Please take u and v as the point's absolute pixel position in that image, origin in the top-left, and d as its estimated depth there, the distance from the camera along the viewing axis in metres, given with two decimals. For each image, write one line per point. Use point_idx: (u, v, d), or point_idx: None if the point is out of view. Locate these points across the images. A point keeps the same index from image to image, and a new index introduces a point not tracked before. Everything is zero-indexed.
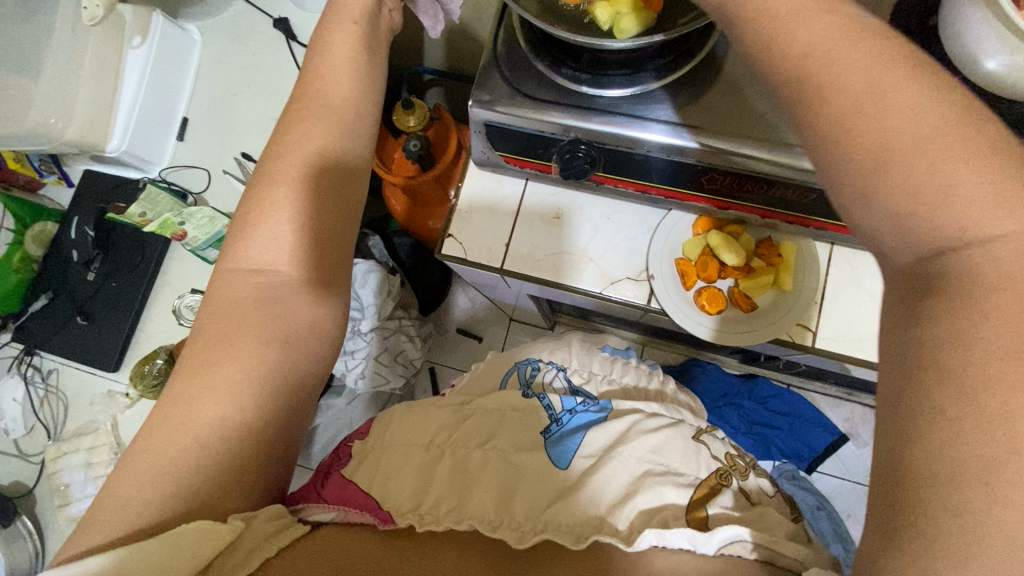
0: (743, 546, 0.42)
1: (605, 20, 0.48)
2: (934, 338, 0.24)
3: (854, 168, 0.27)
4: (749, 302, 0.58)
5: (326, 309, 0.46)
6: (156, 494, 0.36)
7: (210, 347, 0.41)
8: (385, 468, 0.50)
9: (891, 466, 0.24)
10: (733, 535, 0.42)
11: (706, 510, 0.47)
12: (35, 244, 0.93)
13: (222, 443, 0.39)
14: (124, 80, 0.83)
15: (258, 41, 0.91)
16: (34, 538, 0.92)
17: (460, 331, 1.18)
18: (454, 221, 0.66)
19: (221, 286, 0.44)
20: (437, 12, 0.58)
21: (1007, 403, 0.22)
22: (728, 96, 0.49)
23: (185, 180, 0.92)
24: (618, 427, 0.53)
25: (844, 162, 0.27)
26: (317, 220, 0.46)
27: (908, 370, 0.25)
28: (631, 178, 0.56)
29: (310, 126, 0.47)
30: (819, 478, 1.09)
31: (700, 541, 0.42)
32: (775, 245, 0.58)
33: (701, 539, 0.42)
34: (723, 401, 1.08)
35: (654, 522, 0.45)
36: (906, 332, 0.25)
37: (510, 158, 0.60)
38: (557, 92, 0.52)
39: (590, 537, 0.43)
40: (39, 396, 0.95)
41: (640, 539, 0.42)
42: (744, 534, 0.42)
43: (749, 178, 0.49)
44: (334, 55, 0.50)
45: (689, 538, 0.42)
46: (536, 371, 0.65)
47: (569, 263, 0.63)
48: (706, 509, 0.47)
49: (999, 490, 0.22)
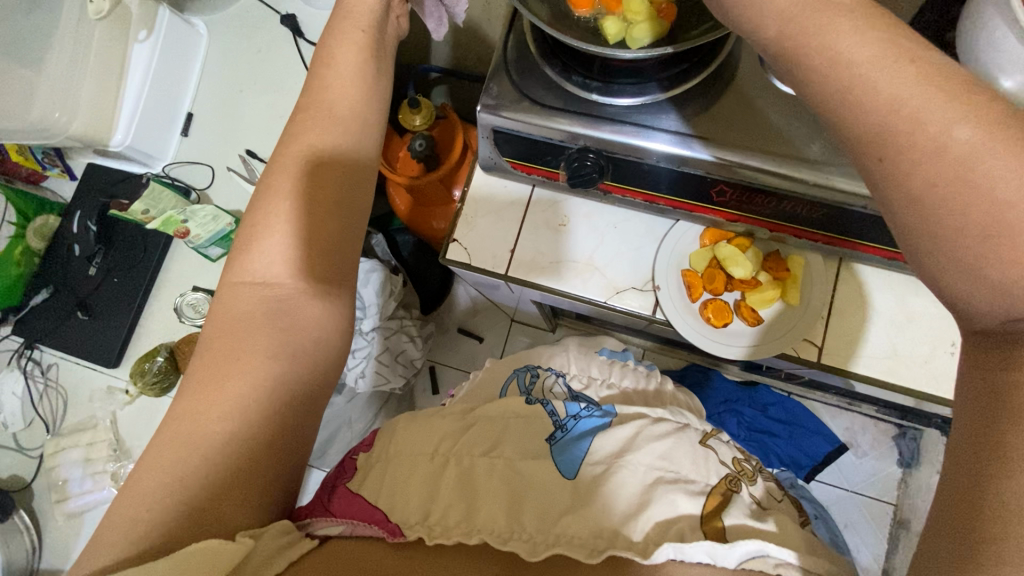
0: (767, 560, 0.42)
1: (615, 35, 0.47)
2: (1015, 384, 0.25)
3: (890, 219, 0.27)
4: (755, 315, 0.58)
5: (332, 319, 0.46)
6: (165, 513, 0.36)
7: (219, 362, 0.41)
8: (391, 478, 0.49)
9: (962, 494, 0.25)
10: (755, 549, 0.42)
11: (722, 521, 0.47)
12: (37, 238, 0.92)
13: (229, 458, 0.39)
14: (129, 73, 0.82)
15: (264, 37, 0.90)
16: (31, 533, 0.91)
17: (461, 331, 1.18)
18: (459, 225, 0.65)
19: (227, 297, 0.44)
20: (442, 14, 0.57)
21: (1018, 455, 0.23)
22: (740, 107, 0.49)
23: (188, 175, 0.92)
24: (625, 432, 0.53)
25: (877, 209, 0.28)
26: (321, 228, 0.45)
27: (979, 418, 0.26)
28: (639, 188, 0.56)
29: (317, 136, 0.47)
30: (817, 486, 1.09)
31: (720, 555, 0.42)
32: (783, 258, 0.58)
33: (721, 551, 0.42)
34: (723, 407, 1.07)
35: (671, 536, 0.44)
36: (990, 379, 0.26)
37: (516, 164, 0.59)
38: (565, 99, 0.51)
39: (604, 551, 0.42)
40: (39, 391, 0.95)
41: (658, 552, 0.42)
42: (766, 550, 0.42)
43: (759, 192, 0.49)
44: (343, 61, 0.49)
45: (708, 553, 0.42)
46: (535, 378, 0.65)
47: (574, 270, 0.63)
48: (722, 519, 0.47)
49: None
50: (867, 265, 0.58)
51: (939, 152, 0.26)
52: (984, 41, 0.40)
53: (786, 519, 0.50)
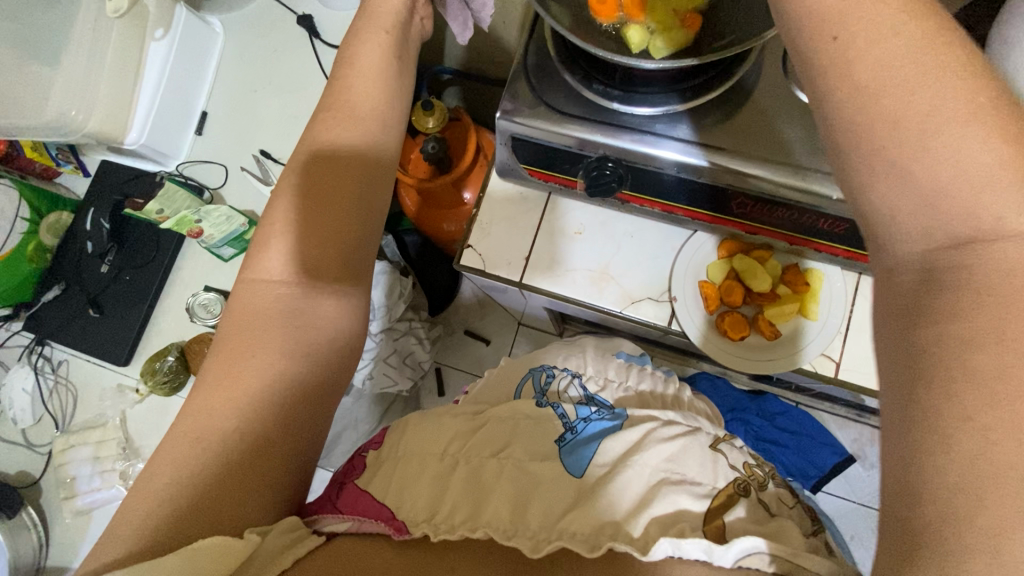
0: (762, 558, 0.42)
1: (638, 44, 0.46)
2: (934, 340, 0.26)
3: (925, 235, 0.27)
4: (774, 330, 0.57)
5: (348, 320, 0.46)
6: (177, 509, 0.36)
7: (234, 359, 0.41)
8: (399, 477, 0.49)
9: (901, 476, 0.26)
10: (751, 546, 0.42)
11: (724, 520, 0.46)
12: (49, 234, 0.92)
13: (243, 455, 0.39)
14: (145, 71, 0.82)
15: (280, 36, 0.90)
16: (39, 529, 0.91)
17: (467, 333, 1.17)
18: (474, 230, 0.65)
19: (245, 295, 0.44)
20: (466, 18, 0.57)
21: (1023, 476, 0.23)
22: (760, 118, 0.48)
23: (201, 175, 0.92)
24: (634, 435, 0.53)
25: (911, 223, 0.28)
26: (341, 229, 0.45)
27: (893, 397, 0.28)
28: (656, 198, 0.55)
29: (338, 135, 0.46)
30: (823, 497, 1.08)
31: (717, 553, 0.41)
32: (802, 271, 0.57)
33: (718, 551, 0.41)
34: (730, 416, 1.06)
35: (670, 532, 0.43)
36: (896, 330, 0.28)
37: (533, 171, 0.59)
38: (584, 107, 0.51)
39: (604, 545, 0.42)
40: (49, 386, 0.95)
41: (656, 548, 0.41)
42: (762, 545, 0.42)
43: (779, 204, 0.49)
44: (366, 61, 0.49)
45: (705, 549, 0.42)
46: (551, 378, 0.65)
47: (591, 279, 0.63)
48: (723, 518, 0.46)
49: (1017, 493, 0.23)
50: None
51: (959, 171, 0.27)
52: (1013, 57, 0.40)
53: (793, 524, 0.48)
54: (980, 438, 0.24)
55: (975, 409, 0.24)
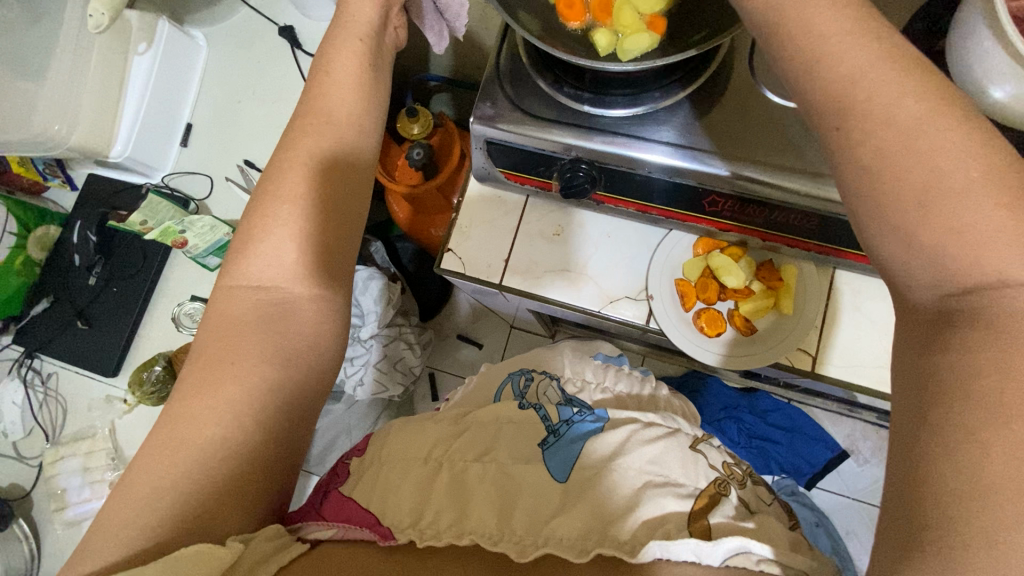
0: (750, 557, 0.42)
1: (607, 47, 0.47)
2: (947, 367, 0.26)
3: (897, 231, 0.28)
4: (749, 326, 0.58)
5: (329, 326, 0.47)
6: (153, 518, 0.37)
7: (210, 367, 0.42)
8: (382, 483, 0.49)
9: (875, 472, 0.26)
10: (739, 546, 0.42)
11: (709, 520, 0.46)
12: (37, 247, 0.93)
13: (223, 463, 0.39)
14: (128, 84, 0.83)
15: (264, 47, 0.91)
16: (30, 541, 0.93)
17: (460, 337, 1.18)
18: (454, 234, 0.65)
19: (222, 303, 0.45)
20: (442, 28, 0.58)
21: (1011, 487, 0.23)
22: (734, 114, 0.49)
23: (188, 187, 0.93)
24: (617, 437, 0.53)
25: (883, 220, 0.28)
26: (318, 238, 0.46)
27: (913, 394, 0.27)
28: (632, 198, 0.56)
29: (313, 143, 0.47)
30: (817, 494, 1.08)
31: (705, 552, 0.42)
32: (776, 268, 0.58)
33: (707, 549, 0.42)
34: (722, 414, 1.07)
35: (657, 535, 0.44)
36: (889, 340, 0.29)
37: (510, 175, 0.60)
38: (559, 111, 0.51)
39: (593, 550, 0.42)
40: (38, 400, 0.96)
41: (645, 550, 0.42)
42: (749, 546, 0.42)
43: (750, 202, 0.49)
44: (340, 70, 0.50)
45: (694, 550, 0.42)
46: (529, 381, 0.65)
47: (570, 279, 0.63)
48: (708, 518, 0.46)
49: (983, 483, 0.23)
50: (861, 273, 0.58)
51: (913, 172, 0.27)
52: (974, 52, 0.40)
53: (773, 522, 0.49)
54: (979, 449, 0.24)
55: (974, 425, 0.24)
